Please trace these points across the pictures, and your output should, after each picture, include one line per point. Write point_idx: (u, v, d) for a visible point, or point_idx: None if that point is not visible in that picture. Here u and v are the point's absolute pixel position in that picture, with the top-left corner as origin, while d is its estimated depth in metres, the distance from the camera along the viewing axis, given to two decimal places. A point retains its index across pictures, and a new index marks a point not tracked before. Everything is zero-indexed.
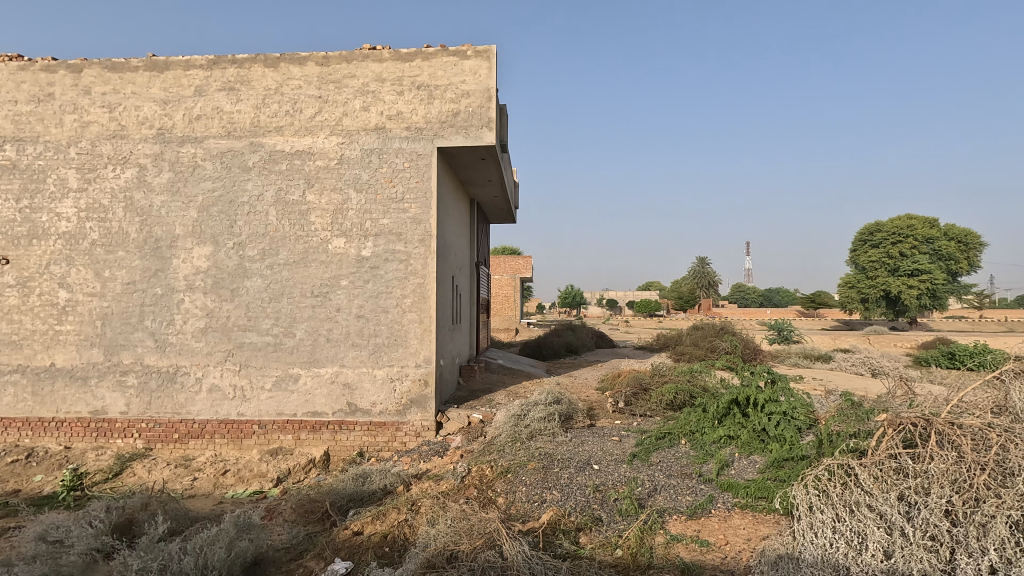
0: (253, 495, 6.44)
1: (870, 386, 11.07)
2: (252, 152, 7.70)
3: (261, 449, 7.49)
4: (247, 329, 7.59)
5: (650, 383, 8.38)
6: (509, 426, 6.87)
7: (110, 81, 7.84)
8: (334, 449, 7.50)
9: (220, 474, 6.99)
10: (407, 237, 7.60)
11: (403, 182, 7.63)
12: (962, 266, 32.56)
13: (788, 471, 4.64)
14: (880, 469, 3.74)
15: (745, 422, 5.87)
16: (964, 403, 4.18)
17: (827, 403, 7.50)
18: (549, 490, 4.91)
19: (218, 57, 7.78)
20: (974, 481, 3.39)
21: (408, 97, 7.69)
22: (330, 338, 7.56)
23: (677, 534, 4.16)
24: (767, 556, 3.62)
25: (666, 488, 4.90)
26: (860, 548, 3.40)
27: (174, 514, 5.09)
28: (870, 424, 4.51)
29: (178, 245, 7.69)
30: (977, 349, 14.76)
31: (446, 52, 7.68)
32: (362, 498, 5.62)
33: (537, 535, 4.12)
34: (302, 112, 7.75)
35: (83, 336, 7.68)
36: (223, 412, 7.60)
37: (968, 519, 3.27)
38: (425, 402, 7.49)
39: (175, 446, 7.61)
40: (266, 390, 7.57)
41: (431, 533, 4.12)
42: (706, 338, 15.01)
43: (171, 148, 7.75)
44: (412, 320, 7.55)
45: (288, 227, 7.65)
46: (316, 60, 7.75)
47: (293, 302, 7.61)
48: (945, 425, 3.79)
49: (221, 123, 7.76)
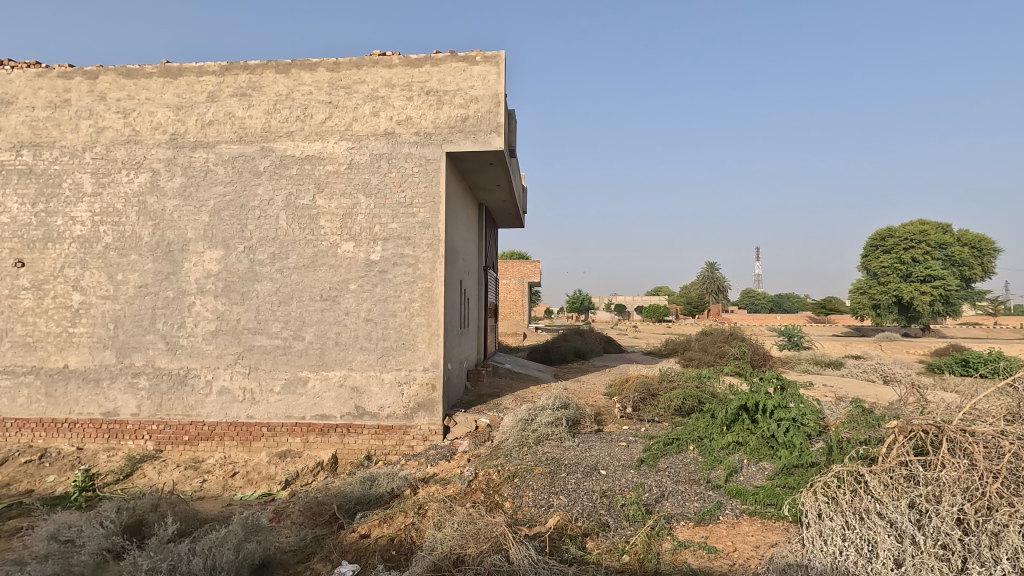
0: (261, 498, 6.49)
1: (880, 394, 10.86)
2: (262, 157, 7.79)
3: (269, 452, 7.53)
4: (256, 333, 7.66)
5: (657, 388, 8.29)
6: (516, 430, 6.85)
7: (124, 87, 7.96)
8: (341, 452, 7.53)
9: (229, 477, 7.03)
10: (415, 241, 7.63)
11: (412, 187, 7.67)
12: (977, 273, 31.51)
13: (797, 478, 4.60)
14: (891, 477, 3.72)
15: (753, 429, 5.80)
16: (976, 411, 4.09)
17: (836, 413, 7.47)
18: (556, 495, 4.90)
19: (230, 64, 7.89)
20: (986, 490, 3.32)
21: (417, 102, 7.75)
22: (339, 341, 7.61)
23: (684, 541, 4.13)
24: (775, 565, 3.61)
25: (673, 494, 4.86)
26: (870, 556, 3.36)
27: (183, 515, 5.16)
28: (881, 432, 4.49)
29: (189, 248, 7.78)
30: (989, 355, 14.58)
31: (455, 58, 7.76)
32: (369, 501, 5.63)
33: (543, 540, 4.12)
34: (312, 117, 7.83)
35: (96, 338, 7.78)
36: (232, 414, 7.65)
37: (981, 528, 3.20)
38: (432, 406, 7.49)
39: (184, 448, 7.67)
40: (275, 393, 7.62)
41: (437, 537, 4.10)
42: (713, 343, 14.93)
43: (183, 152, 7.85)
44: (419, 324, 7.57)
45: (298, 231, 7.72)
46: (327, 66, 7.84)
47: (303, 306, 7.67)
48: (957, 432, 3.73)
49: (232, 128, 7.85)
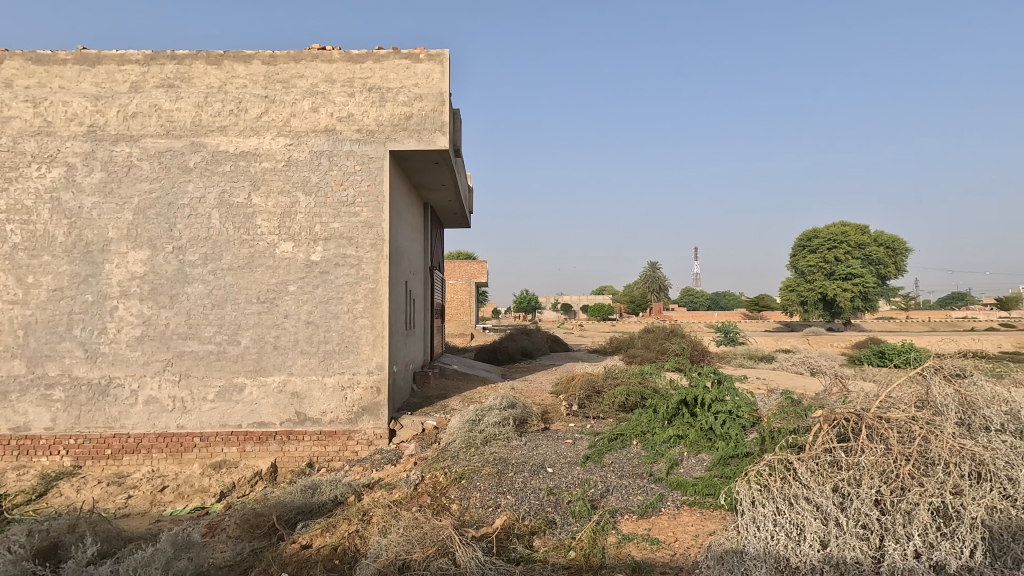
0: (193, 512, 6.14)
1: (809, 385, 11.55)
2: (192, 152, 7.38)
3: (202, 463, 7.15)
4: (187, 338, 7.24)
5: (602, 386, 8.45)
6: (463, 431, 6.77)
7: (34, 74, 7.34)
8: (282, 460, 7.25)
9: (158, 491, 6.61)
10: (358, 241, 7.44)
11: (354, 185, 7.48)
12: (892, 270, 34.07)
13: (733, 468, 4.82)
14: (816, 463, 3.93)
15: (692, 422, 6.02)
16: (890, 399, 4.43)
17: (769, 404, 7.87)
18: (503, 495, 4.90)
19: (155, 53, 7.43)
20: (899, 472, 3.61)
21: (359, 99, 7.56)
22: (277, 346, 7.31)
23: (628, 534, 4.23)
24: (713, 552, 3.69)
25: (617, 489, 4.97)
26: (799, 539, 3.53)
27: (104, 535, 4.80)
28: (808, 421, 4.76)
29: (110, 249, 7.26)
30: (903, 347, 15.78)
31: (398, 55, 7.62)
32: (311, 510, 5.43)
33: (490, 540, 4.10)
34: (247, 112, 7.48)
35: (2, 347, 7.13)
36: (160, 425, 7.20)
37: (895, 508, 3.47)
38: (378, 410, 7.35)
39: (107, 463, 7.16)
40: (208, 401, 7.23)
41: (382, 543, 4.02)
42: (656, 341, 15.43)
43: (103, 146, 7.32)
44: (363, 326, 7.39)
45: (232, 231, 7.36)
46: (263, 59, 7.52)
47: (238, 308, 7.32)
48: (874, 419, 4.01)
49: (158, 121, 7.39)
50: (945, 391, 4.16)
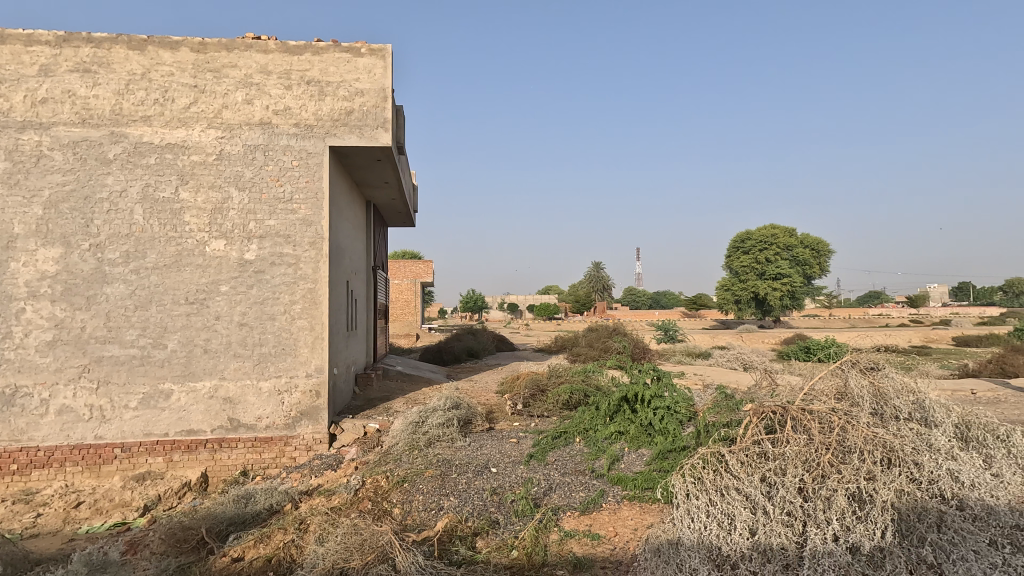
0: (113, 529, 5.72)
1: (742, 380, 12.12)
2: (112, 142, 6.88)
3: (124, 475, 6.68)
4: (106, 342, 6.75)
5: (547, 384, 8.53)
6: (406, 433, 6.65)
7: None
8: (213, 470, 6.88)
9: (72, 507, 6.12)
10: (296, 240, 7.17)
11: (291, 182, 7.20)
12: (816, 271, 36.34)
13: (671, 462, 4.98)
14: (746, 455, 4.12)
15: (632, 418, 6.17)
16: (813, 391, 4.70)
17: (704, 399, 8.19)
18: (446, 497, 4.85)
19: (69, 34, 6.87)
20: (820, 461, 3.84)
21: (297, 92, 7.29)
22: (208, 349, 6.94)
23: (570, 530, 4.29)
24: (650, 545, 3.78)
25: (560, 486, 5.03)
26: (730, 528, 3.68)
27: (7, 559, 4.39)
28: (739, 415, 4.98)
29: (16, 246, 6.66)
30: (826, 342, 16.85)
31: (338, 48, 7.40)
32: (243, 521, 5.18)
33: (432, 544, 4.05)
34: (174, 101, 7.06)
35: None
36: (75, 436, 6.68)
37: (816, 494, 3.68)
38: (317, 414, 7.11)
39: (13, 479, 6.57)
40: (131, 409, 6.77)
41: (319, 552, 3.89)
42: (599, 339, 15.75)
43: (8, 133, 6.70)
44: (301, 328, 7.12)
45: (157, 228, 6.92)
46: (191, 46, 7.11)
47: (164, 310, 6.89)
48: (798, 411, 4.25)
49: (72, 108, 6.84)
50: (861, 384, 4.47)
